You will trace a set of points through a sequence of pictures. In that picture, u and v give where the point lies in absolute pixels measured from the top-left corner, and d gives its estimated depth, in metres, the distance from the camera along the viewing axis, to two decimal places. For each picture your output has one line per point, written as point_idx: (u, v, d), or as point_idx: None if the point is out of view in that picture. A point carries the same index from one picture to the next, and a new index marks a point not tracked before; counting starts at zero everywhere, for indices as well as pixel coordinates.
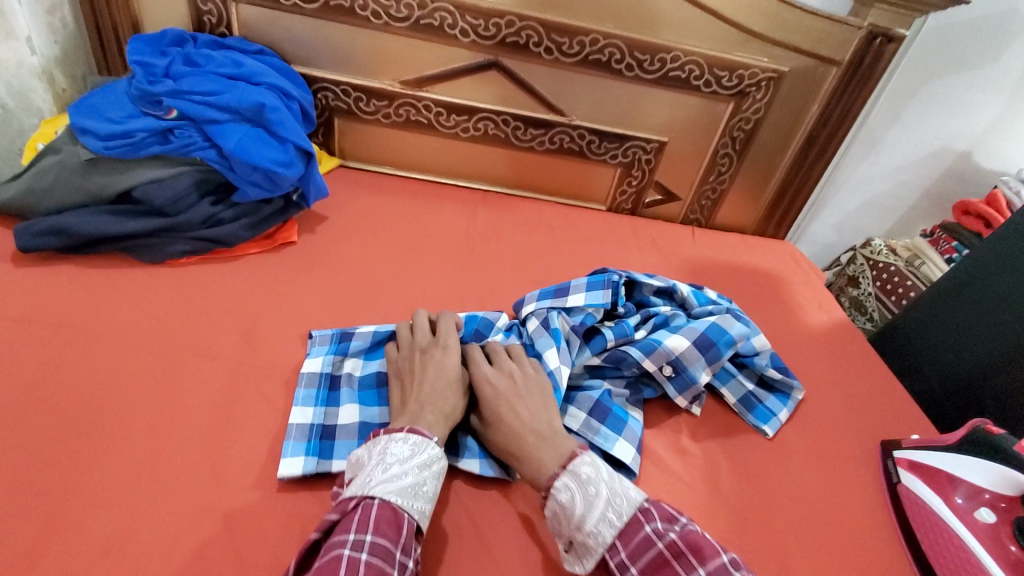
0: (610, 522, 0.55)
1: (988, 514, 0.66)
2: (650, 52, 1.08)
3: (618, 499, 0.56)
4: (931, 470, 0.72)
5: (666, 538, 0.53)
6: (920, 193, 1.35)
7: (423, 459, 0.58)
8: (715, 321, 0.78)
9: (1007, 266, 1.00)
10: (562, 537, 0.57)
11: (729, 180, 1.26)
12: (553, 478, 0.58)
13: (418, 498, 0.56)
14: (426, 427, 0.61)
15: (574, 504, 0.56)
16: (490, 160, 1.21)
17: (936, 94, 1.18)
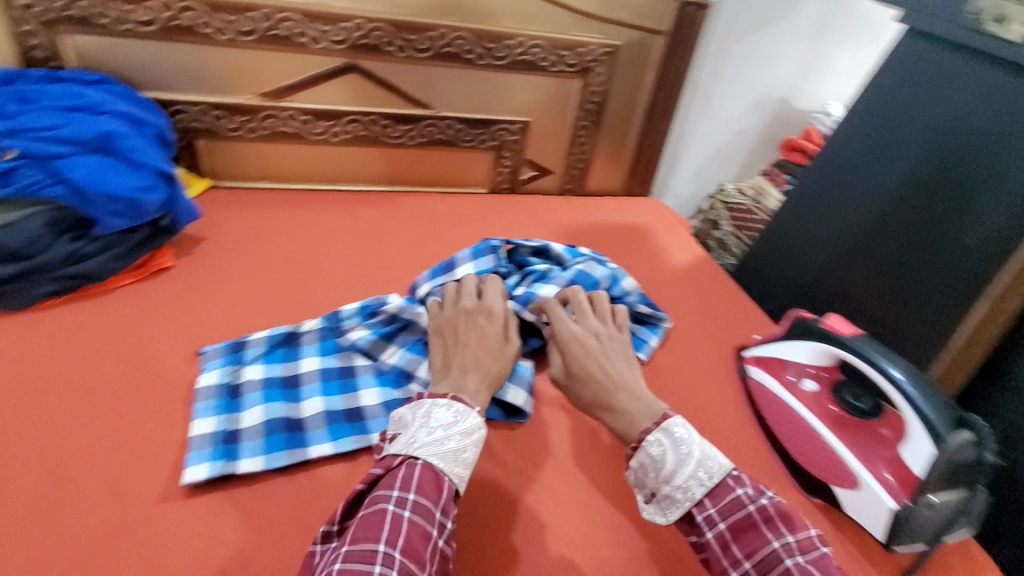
0: (699, 480, 0.60)
1: (812, 384, 0.82)
2: (497, 40, 1.16)
3: (709, 462, 0.61)
4: (770, 360, 0.86)
5: (758, 502, 0.58)
6: (754, 139, 1.55)
7: (467, 426, 0.62)
8: (581, 269, 0.91)
9: (827, 189, 1.15)
10: (647, 489, 0.63)
11: (591, 149, 1.38)
12: (645, 434, 0.64)
13: (458, 464, 0.60)
14: (470, 395, 0.67)
15: (664, 460, 0.61)
16: (366, 160, 1.25)
17: (749, 51, 1.36)
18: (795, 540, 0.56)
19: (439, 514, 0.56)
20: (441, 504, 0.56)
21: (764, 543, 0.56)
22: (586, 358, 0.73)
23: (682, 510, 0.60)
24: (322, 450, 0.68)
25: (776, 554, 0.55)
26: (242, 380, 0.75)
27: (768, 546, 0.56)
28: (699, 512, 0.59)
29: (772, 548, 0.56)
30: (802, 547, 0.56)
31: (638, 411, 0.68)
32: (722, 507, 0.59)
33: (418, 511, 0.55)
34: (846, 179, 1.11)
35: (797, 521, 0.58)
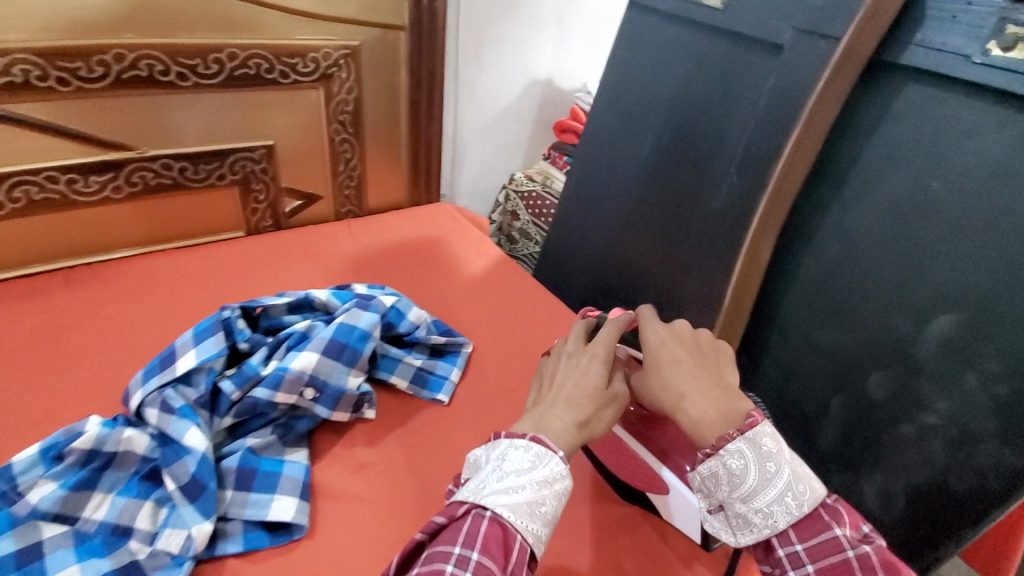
0: (786, 509, 0.49)
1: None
2: (198, 55, 0.94)
3: (800, 487, 0.49)
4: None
5: (859, 549, 0.47)
6: (531, 124, 1.53)
7: (546, 474, 0.50)
8: (342, 320, 0.74)
9: (599, 167, 1.14)
10: (718, 500, 0.53)
11: (360, 163, 1.23)
12: (726, 440, 0.51)
13: (534, 517, 0.48)
14: (552, 434, 0.54)
15: (746, 477, 0.50)
16: (55, 228, 0.95)
17: (501, 37, 1.32)
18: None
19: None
20: (510, 569, 0.45)
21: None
22: (684, 358, 0.58)
23: (757, 536, 0.50)
24: None
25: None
26: None
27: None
28: (781, 545, 0.49)
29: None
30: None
31: (715, 408, 0.53)
32: (811, 546, 0.48)
33: (483, 575, 0.44)
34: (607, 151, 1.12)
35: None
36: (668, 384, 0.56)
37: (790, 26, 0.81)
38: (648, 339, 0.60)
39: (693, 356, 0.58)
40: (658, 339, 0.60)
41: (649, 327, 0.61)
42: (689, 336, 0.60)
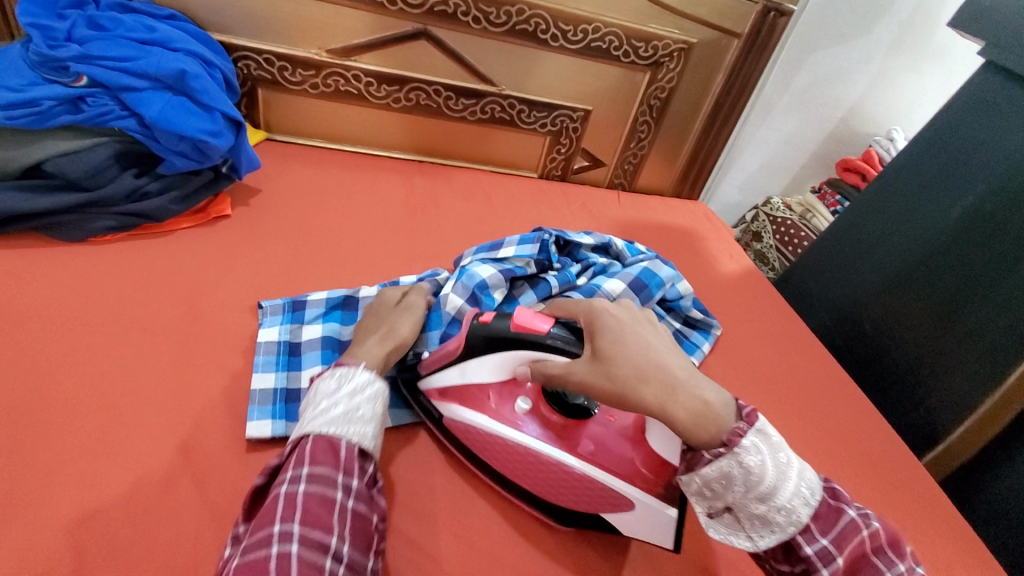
0: (804, 500, 0.52)
1: (525, 400, 0.66)
2: (573, 23, 1.12)
3: (807, 475, 0.53)
4: (457, 390, 0.68)
5: (870, 528, 0.53)
6: (808, 155, 1.53)
7: (353, 386, 0.58)
8: (647, 267, 0.91)
9: (881, 214, 1.17)
10: (729, 501, 0.53)
11: (648, 145, 1.35)
12: (738, 437, 0.52)
13: (354, 423, 0.56)
14: (357, 356, 0.65)
15: (765, 473, 0.51)
16: (422, 130, 1.22)
17: (819, 65, 1.33)
18: (906, 569, 0.52)
19: (342, 476, 0.53)
20: (342, 466, 0.53)
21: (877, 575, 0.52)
22: (654, 338, 0.59)
23: (782, 532, 0.52)
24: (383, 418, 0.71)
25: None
26: (302, 340, 0.75)
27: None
28: (804, 541, 0.52)
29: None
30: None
31: (704, 395, 0.54)
32: (833, 535, 0.52)
33: (316, 481, 0.51)
34: (896, 204, 1.14)
35: (902, 546, 0.54)
36: (643, 365, 0.55)
37: None
38: (607, 325, 0.58)
39: (656, 337, 0.59)
40: (616, 322, 0.59)
41: (602, 313, 0.60)
42: (642, 317, 0.62)
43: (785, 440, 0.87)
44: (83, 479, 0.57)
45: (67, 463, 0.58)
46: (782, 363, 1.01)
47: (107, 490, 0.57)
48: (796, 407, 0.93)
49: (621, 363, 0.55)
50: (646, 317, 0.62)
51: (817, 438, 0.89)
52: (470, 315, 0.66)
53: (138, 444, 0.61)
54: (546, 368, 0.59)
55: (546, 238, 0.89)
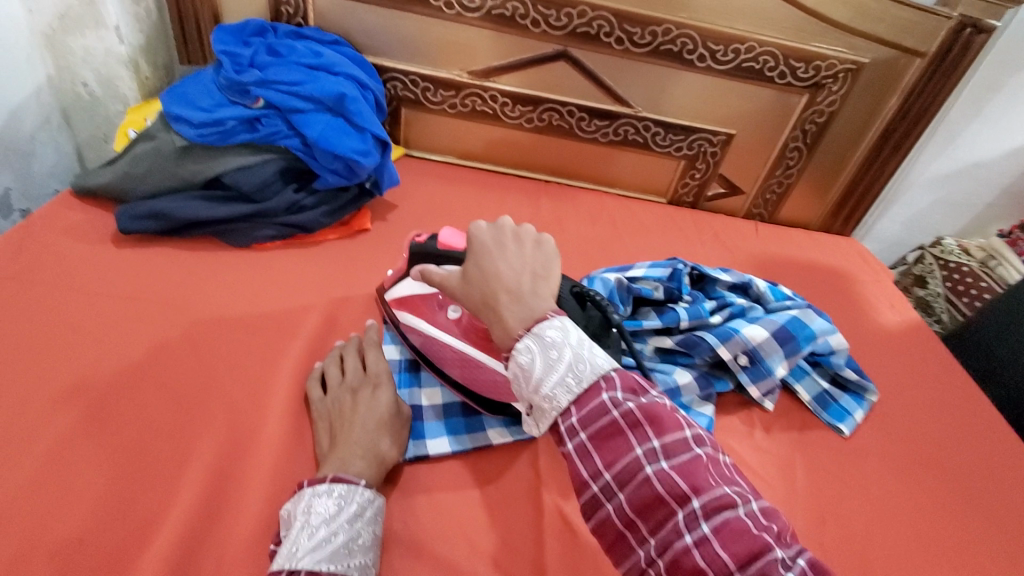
0: (568, 388, 0.47)
1: (457, 311, 0.71)
2: (724, 43, 1.05)
3: (581, 365, 0.47)
4: (410, 299, 0.75)
5: (623, 407, 0.45)
6: (998, 191, 1.30)
7: (353, 510, 0.55)
8: (796, 315, 0.82)
9: None
10: (523, 399, 0.50)
11: (796, 174, 1.23)
12: (516, 341, 0.50)
13: (356, 554, 0.53)
14: (356, 471, 0.59)
15: (534, 368, 0.48)
16: (552, 151, 1.21)
17: (1022, 88, 1.13)
18: (659, 445, 0.44)
19: None
20: None
21: (625, 451, 0.44)
22: (511, 258, 0.54)
23: (549, 421, 0.48)
24: (502, 438, 0.71)
25: (634, 464, 0.44)
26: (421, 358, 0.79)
27: (628, 454, 0.44)
28: (561, 422, 0.47)
29: (631, 457, 0.44)
30: (667, 451, 0.43)
31: (512, 314, 0.51)
32: (586, 415, 0.46)
33: None
34: None
35: (667, 423, 0.44)
36: (480, 294, 0.54)
37: None
38: (472, 249, 0.56)
39: (517, 258, 0.54)
40: (480, 248, 0.56)
41: (468, 233, 0.57)
42: (511, 236, 0.56)
43: (962, 539, 0.73)
44: (236, 474, 0.62)
45: (225, 455, 0.63)
46: (959, 443, 0.85)
47: (255, 487, 0.61)
48: (978, 500, 0.78)
49: (470, 290, 0.55)
50: (523, 235, 0.57)
51: (1006, 541, 0.74)
52: (409, 235, 0.74)
53: (281, 447, 0.65)
54: (429, 278, 0.60)
55: (681, 269, 0.86)
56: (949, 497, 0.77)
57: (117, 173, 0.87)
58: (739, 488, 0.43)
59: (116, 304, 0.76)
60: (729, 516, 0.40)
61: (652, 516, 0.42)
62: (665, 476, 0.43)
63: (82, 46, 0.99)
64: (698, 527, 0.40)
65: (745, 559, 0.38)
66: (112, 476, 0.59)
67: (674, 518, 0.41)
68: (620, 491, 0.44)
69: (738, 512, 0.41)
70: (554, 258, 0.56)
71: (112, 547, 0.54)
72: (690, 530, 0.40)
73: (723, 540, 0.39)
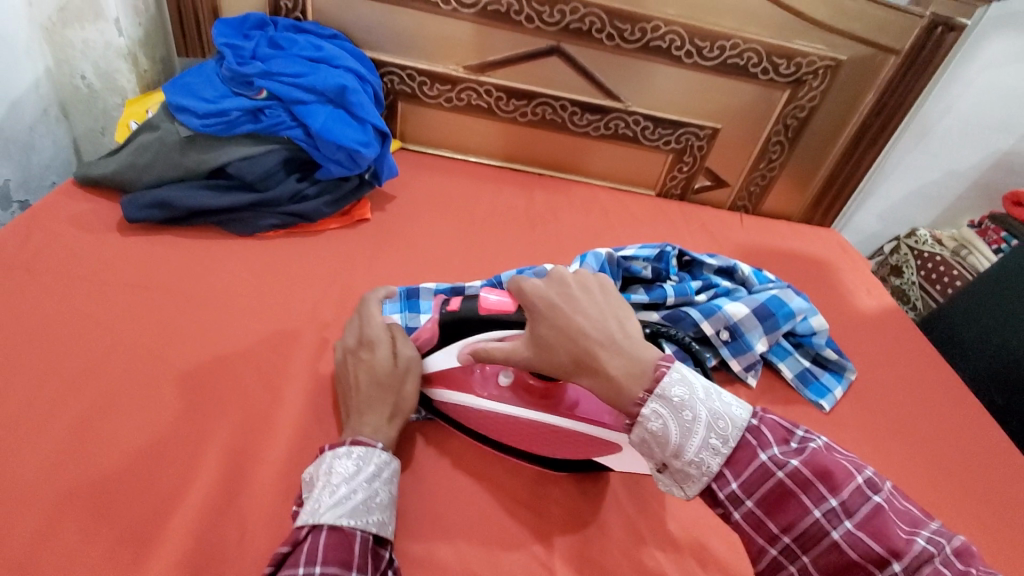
0: (713, 450, 0.49)
1: (508, 375, 0.68)
2: (710, 39, 1.09)
3: (720, 423, 0.50)
4: (445, 377, 0.68)
5: (756, 430, 0.50)
6: (967, 183, 1.36)
7: (372, 470, 0.58)
8: (777, 295, 0.85)
9: None
10: (653, 460, 0.52)
11: (779, 167, 1.28)
12: (639, 405, 0.51)
13: (374, 511, 0.56)
14: (369, 435, 0.61)
15: (668, 433, 0.50)
16: (544, 143, 1.24)
17: (989, 84, 1.20)
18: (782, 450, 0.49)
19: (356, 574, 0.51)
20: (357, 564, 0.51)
21: (804, 515, 0.46)
22: (585, 306, 0.56)
23: (700, 485, 0.50)
24: None
25: (764, 471, 0.48)
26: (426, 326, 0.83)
27: (755, 461, 0.49)
28: (719, 488, 0.49)
29: (761, 464, 0.49)
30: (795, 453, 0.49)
31: (617, 368, 0.52)
32: (739, 470, 0.49)
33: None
34: None
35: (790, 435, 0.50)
36: (570, 353, 0.54)
37: None
38: (531, 304, 0.56)
39: (595, 308, 0.56)
40: (542, 302, 0.56)
41: (524, 288, 0.57)
42: (575, 286, 0.57)
43: (934, 505, 0.77)
44: (252, 449, 0.64)
45: (241, 430, 0.65)
46: (931, 417, 0.90)
47: (271, 460, 0.64)
48: (949, 471, 0.83)
49: (550, 349, 0.55)
50: (585, 281, 0.58)
51: (974, 505, 0.79)
52: (437, 305, 0.67)
53: (294, 424, 0.67)
54: (490, 355, 0.59)
55: (667, 249, 0.89)
56: (922, 467, 0.82)
57: (121, 163, 0.88)
58: (915, 526, 0.45)
59: (124, 290, 0.78)
60: (932, 572, 0.41)
61: (784, 515, 0.47)
62: (855, 540, 0.44)
63: (82, 39, 1.00)
64: (840, 523, 0.45)
65: (892, 545, 0.43)
66: (127, 451, 0.61)
67: (811, 515, 0.46)
68: (804, 555, 0.46)
69: (937, 564, 0.42)
70: (619, 297, 0.58)
71: (134, 515, 0.57)
72: (833, 527, 0.45)
73: (870, 530, 0.44)
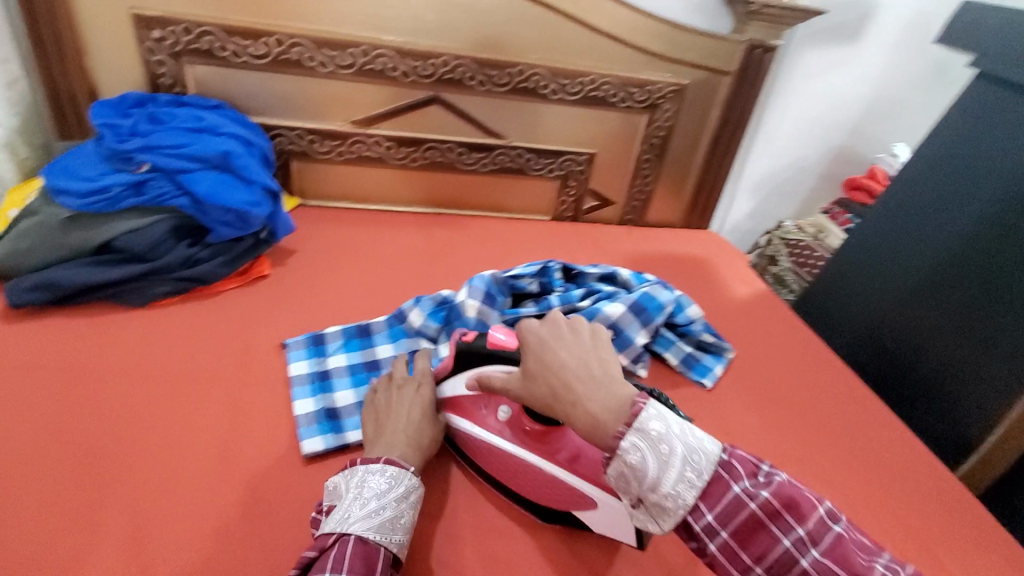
0: (688, 483, 0.53)
1: (505, 410, 0.72)
2: (570, 77, 1.23)
3: (695, 457, 0.53)
4: (454, 402, 0.75)
5: (759, 498, 0.52)
6: (815, 177, 1.56)
7: (401, 491, 0.63)
8: (647, 291, 0.94)
9: (906, 234, 1.11)
10: (631, 497, 0.54)
11: (653, 182, 1.42)
12: (618, 439, 0.54)
13: (397, 531, 0.61)
14: (400, 458, 0.68)
15: (647, 467, 0.53)
16: (439, 184, 1.32)
17: (812, 92, 1.40)
18: (805, 533, 0.51)
19: None
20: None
21: (774, 544, 0.51)
22: (570, 348, 0.61)
23: (674, 520, 0.53)
24: None
25: (788, 556, 0.50)
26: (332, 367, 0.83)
27: (777, 546, 0.51)
28: (696, 522, 0.53)
29: (784, 549, 0.50)
30: (813, 538, 0.51)
31: (595, 404, 0.57)
32: (721, 515, 0.52)
33: None
34: (922, 227, 1.08)
35: (805, 508, 0.52)
36: (551, 389, 0.59)
37: None
38: (528, 343, 0.63)
39: (579, 348, 0.61)
40: (535, 340, 0.63)
41: (523, 328, 0.64)
42: (566, 329, 0.63)
43: (808, 456, 0.87)
44: (153, 510, 0.64)
45: (140, 493, 0.65)
46: (803, 380, 1.02)
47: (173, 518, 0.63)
48: (820, 424, 0.93)
49: (535, 387, 0.61)
50: (576, 327, 0.63)
51: (842, 450, 0.89)
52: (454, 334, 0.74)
53: (196, 479, 0.67)
54: (490, 382, 0.66)
55: (549, 264, 0.96)
56: (799, 425, 0.92)
57: None
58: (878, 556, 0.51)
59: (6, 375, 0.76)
60: None
61: None
62: (820, 564, 0.50)
63: None
64: None
65: None
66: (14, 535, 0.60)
67: None
68: None
69: None
70: (606, 342, 0.63)
71: None
72: None
73: None
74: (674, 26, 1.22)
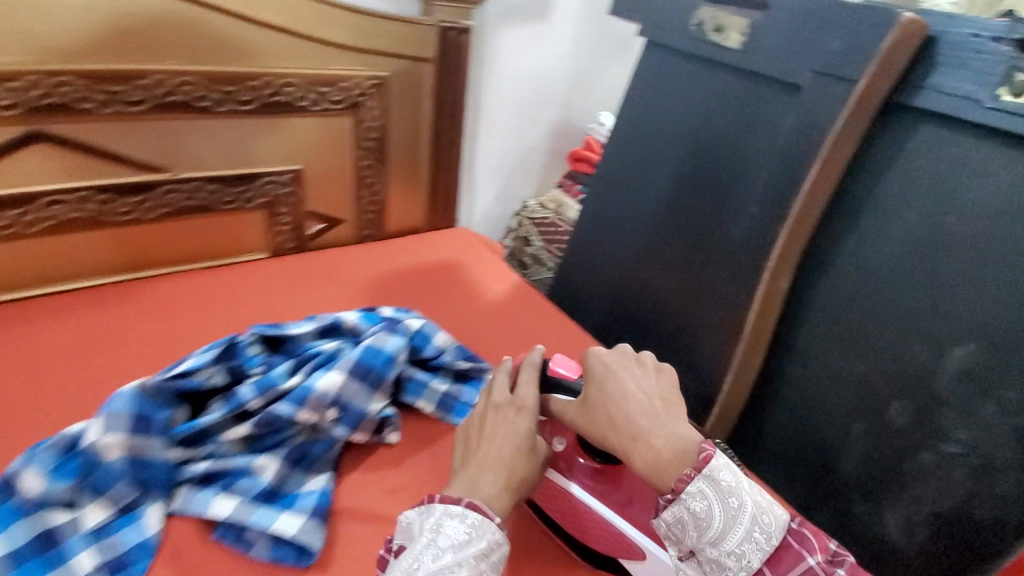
0: (755, 544, 0.52)
1: (559, 441, 0.68)
2: (235, 82, 0.99)
3: (765, 518, 0.52)
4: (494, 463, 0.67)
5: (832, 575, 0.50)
6: (545, 153, 1.58)
7: (482, 546, 0.53)
8: (370, 342, 0.77)
9: (621, 194, 1.09)
10: (686, 542, 0.54)
11: (381, 189, 1.25)
12: (686, 481, 0.53)
13: None
14: (486, 499, 0.57)
15: (710, 518, 0.52)
16: (87, 249, 0.98)
17: (518, 71, 1.38)
18: None
19: None
20: None
21: None
22: (637, 380, 0.62)
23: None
24: None
25: None
26: None
27: None
28: None
29: None
30: None
31: (660, 441, 0.56)
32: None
33: None
34: (632, 186, 1.07)
35: None
36: (613, 423, 0.60)
37: (808, 69, 0.80)
38: (592, 371, 0.64)
39: (646, 380, 0.62)
40: (602, 369, 0.63)
41: (590, 358, 0.65)
42: (634, 362, 0.64)
43: None
44: None
45: None
46: None
47: None
48: None
49: (595, 426, 0.61)
50: (643, 361, 0.65)
51: None
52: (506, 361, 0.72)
53: None
54: (552, 407, 0.67)
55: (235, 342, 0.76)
56: None
57: None
58: None
59: None
60: None
61: None
62: None
63: None
64: None
65: None
66: None
67: None
68: None
69: None
70: (668, 379, 0.64)
71: None
72: None
73: None
74: (351, 11, 1.04)
